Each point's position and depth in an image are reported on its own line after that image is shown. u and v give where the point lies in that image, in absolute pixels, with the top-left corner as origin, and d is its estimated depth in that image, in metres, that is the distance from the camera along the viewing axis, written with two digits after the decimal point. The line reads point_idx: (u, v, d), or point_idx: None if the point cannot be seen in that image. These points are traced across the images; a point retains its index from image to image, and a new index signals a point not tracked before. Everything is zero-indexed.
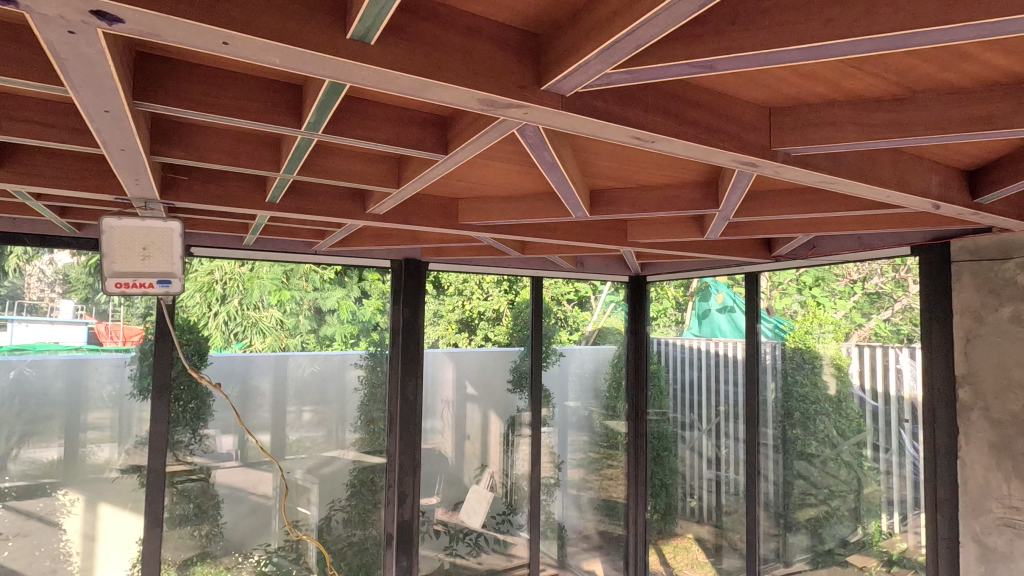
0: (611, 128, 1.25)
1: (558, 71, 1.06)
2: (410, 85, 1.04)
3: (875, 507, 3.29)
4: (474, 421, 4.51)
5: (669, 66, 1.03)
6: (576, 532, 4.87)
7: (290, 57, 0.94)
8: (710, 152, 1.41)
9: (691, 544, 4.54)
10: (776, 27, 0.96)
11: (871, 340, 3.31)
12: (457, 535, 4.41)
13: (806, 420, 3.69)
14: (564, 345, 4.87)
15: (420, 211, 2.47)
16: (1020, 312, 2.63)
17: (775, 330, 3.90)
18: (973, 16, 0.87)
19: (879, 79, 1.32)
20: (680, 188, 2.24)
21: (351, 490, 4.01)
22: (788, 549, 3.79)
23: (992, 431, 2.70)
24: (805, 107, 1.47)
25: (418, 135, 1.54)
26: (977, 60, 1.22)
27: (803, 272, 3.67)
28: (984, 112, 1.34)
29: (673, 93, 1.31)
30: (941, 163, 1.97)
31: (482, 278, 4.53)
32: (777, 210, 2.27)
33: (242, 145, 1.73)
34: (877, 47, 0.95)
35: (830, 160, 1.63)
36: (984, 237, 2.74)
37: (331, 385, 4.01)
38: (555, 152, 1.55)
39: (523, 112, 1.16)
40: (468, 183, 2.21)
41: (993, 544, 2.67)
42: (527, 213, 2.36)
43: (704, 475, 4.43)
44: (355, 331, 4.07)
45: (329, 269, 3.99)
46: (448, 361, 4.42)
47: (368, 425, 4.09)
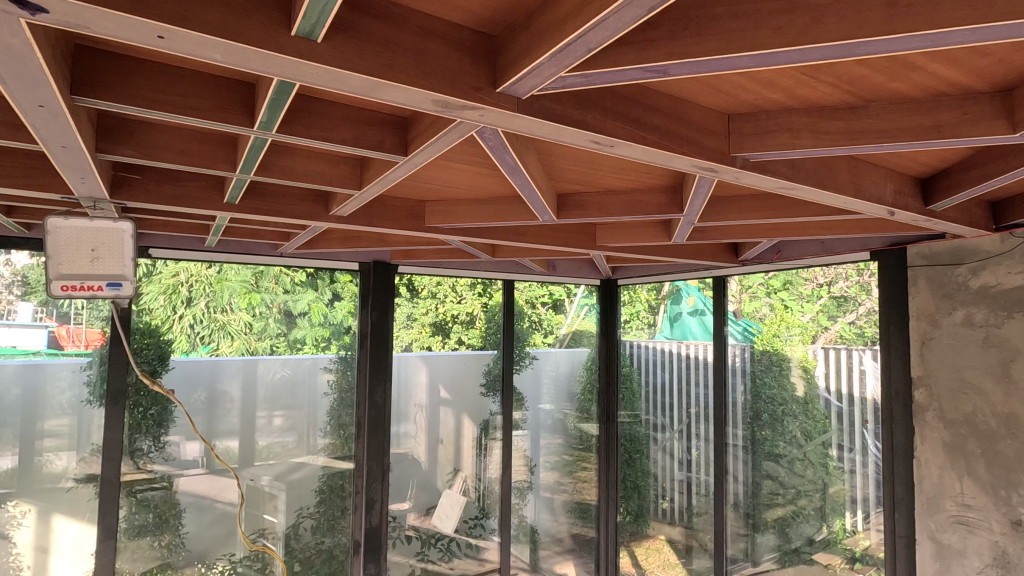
0: (568, 131, 1.25)
1: (512, 73, 1.05)
2: (362, 84, 1.02)
3: (839, 506, 3.35)
4: (447, 424, 4.47)
5: (623, 71, 1.03)
6: (549, 535, 4.86)
7: (232, 53, 0.91)
8: (669, 157, 1.42)
9: (663, 545, 4.57)
10: (726, 34, 0.96)
11: (836, 342, 3.37)
12: (429, 540, 4.36)
13: (774, 421, 3.75)
14: (537, 348, 4.88)
15: (385, 213, 2.44)
16: (971, 315, 2.72)
17: (744, 332, 3.96)
18: (915, 27, 0.89)
19: (832, 88, 1.34)
20: (646, 192, 2.26)
21: (320, 496, 3.93)
22: (756, 549, 3.85)
23: (946, 431, 2.78)
24: (762, 114, 1.49)
25: (378, 136, 1.51)
26: (924, 70, 1.25)
27: (772, 274, 3.74)
28: (932, 122, 1.37)
29: (631, 98, 1.31)
30: (896, 171, 2.02)
31: (456, 281, 4.49)
32: (740, 215, 2.31)
33: (196, 144, 1.67)
34: (824, 56, 0.96)
35: (787, 166, 1.66)
36: (939, 243, 2.83)
37: (302, 390, 3.93)
38: (517, 156, 1.54)
39: (479, 114, 1.14)
40: (435, 185, 2.19)
41: (948, 541, 2.75)
42: (494, 216, 2.35)
43: (675, 476, 4.47)
44: (327, 334, 4.00)
45: (300, 271, 3.91)
46: (421, 364, 4.38)
47: (338, 430, 4.02)
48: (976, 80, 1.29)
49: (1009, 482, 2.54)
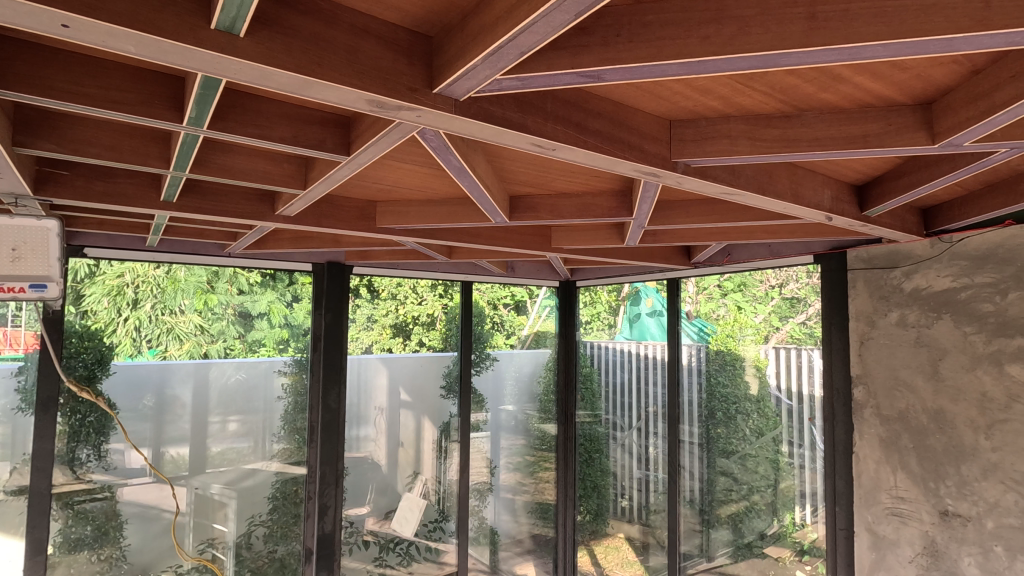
0: (509, 133, 1.24)
1: (448, 74, 1.04)
2: (291, 82, 1.00)
3: (790, 501, 3.45)
4: (407, 427, 4.42)
5: (557, 75, 1.03)
6: (509, 537, 4.86)
7: (146, 45, 0.87)
8: (612, 161, 1.44)
9: (621, 543, 4.62)
10: (656, 41, 0.98)
11: (787, 342, 3.46)
12: (388, 545, 4.29)
13: (728, 419, 3.83)
14: (498, 349, 4.87)
15: (334, 214, 2.39)
16: (905, 317, 2.85)
17: (699, 333, 4.04)
18: (833, 40, 0.92)
19: (766, 97, 1.38)
20: (599, 196, 2.28)
21: (273, 504, 3.81)
22: (710, 544, 3.92)
23: (882, 427, 2.91)
24: (702, 120, 1.53)
25: (319, 135, 1.47)
26: (850, 82, 1.30)
27: (727, 277, 3.82)
28: (861, 132, 1.43)
29: (572, 102, 1.32)
30: (834, 178, 2.10)
31: (416, 282, 4.44)
32: (687, 219, 2.36)
33: (126, 139, 1.60)
34: (750, 66, 0.99)
35: (727, 173, 1.71)
36: (876, 247, 2.96)
37: (257, 394, 3.81)
38: (461, 157, 1.53)
39: (416, 115, 1.13)
40: (385, 186, 2.15)
41: (883, 532, 2.87)
42: (446, 217, 2.33)
43: (634, 475, 4.53)
44: (286, 336, 3.89)
45: (256, 272, 3.80)
46: (381, 366, 4.32)
47: (292, 434, 3.90)
48: (899, 93, 1.35)
49: (937, 474, 2.68)
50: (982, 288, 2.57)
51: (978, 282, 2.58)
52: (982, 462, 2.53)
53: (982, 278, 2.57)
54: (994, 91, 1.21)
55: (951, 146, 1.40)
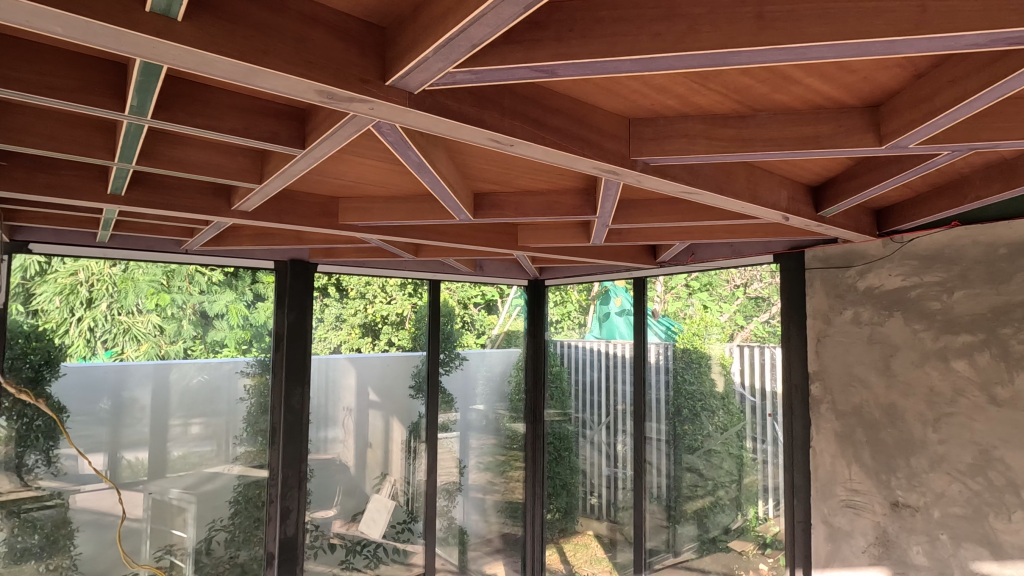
0: (465, 128, 1.23)
1: (401, 66, 1.02)
2: (236, 69, 0.97)
3: (753, 495, 3.49)
4: (376, 428, 4.36)
5: (510, 69, 1.03)
6: (478, 536, 4.84)
7: (76, 27, 0.83)
8: (571, 158, 1.44)
9: (590, 540, 4.64)
10: (609, 37, 0.98)
11: (751, 340, 3.50)
12: (355, 547, 4.23)
13: (694, 416, 3.89)
14: (468, 348, 4.84)
15: (294, 209, 2.33)
16: (859, 314, 2.94)
17: (666, 331, 4.09)
18: (779, 40, 0.93)
19: (722, 97, 1.41)
20: (563, 194, 2.29)
21: (235, 508, 3.71)
22: (677, 540, 3.96)
23: (838, 422, 2.99)
24: (661, 120, 1.54)
25: (273, 127, 1.43)
26: (802, 83, 1.33)
27: (693, 276, 3.88)
28: (812, 133, 1.47)
29: (530, 98, 1.32)
30: (790, 179, 2.15)
31: (385, 281, 4.41)
32: (649, 218, 2.39)
33: (67, 129, 1.53)
34: (700, 64, 1.00)
35: (686, 172, 1.73)
36: (833, 247, 3.05)
37: (220, 396, 3.71)
38: (420, 152, 1.51)
39: (368, 107, 1.11)
40: (346, 181, 2.11)
41: (838, 524, 2.95)
42: (409, 214, 2.32)
43: (603, 472, 4.56)
44: (249, 336, 3.79)
45: (218, 270, 3.70)
46: (350, 366, 4.26)
47: (256, 437, 3.80)
48: (848, 96, 1.39)
49: (889, 467, 2.78)
50: (930, 286, 2.68)
51: (927, 281, 2.69)
52: (930, 455, 2.65)
53: (930, 277, 2.68)
54: (936, 95, 1.26)
55: (897, 148, 1.44)
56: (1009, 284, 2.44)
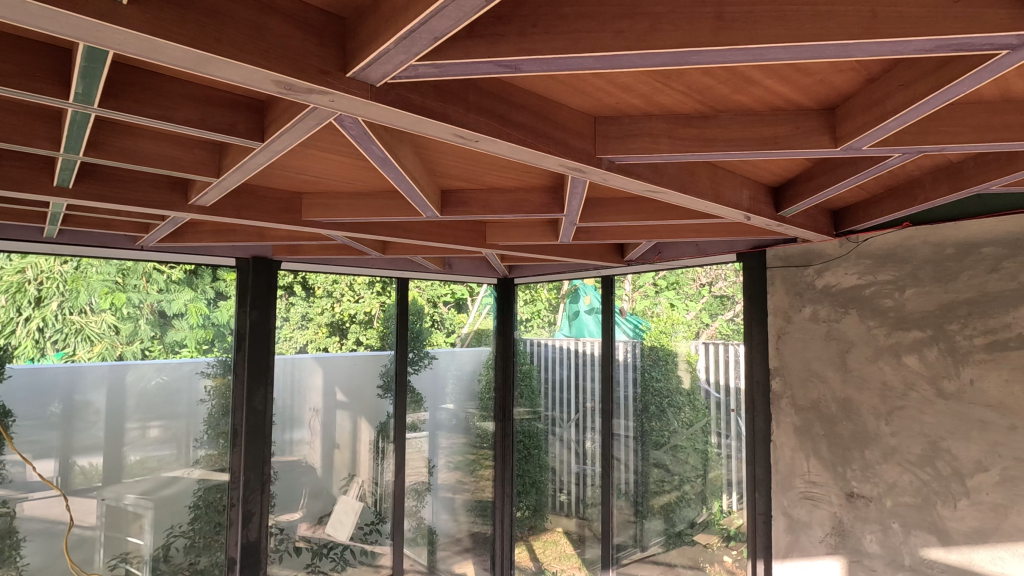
0: (429, 123, 1.22)
1: (361, 58, 1.00)
2: (188, 56, 0.93)
3: (718, 489, 3.55)
4: (343, 429, 4.29)
5: (474, 64, 1.02)
6: (447, 536, 4.82)
7: (11, 7, 0.79)
8: (536, 155, 1.44)
9: (559, 537, 4.66)
10: (572, 34, 0.98)
11: (716, 338, 3.57)
12: (321, 550, 4.15)
13: (661, 412, 3.95)
14: (437, 347, 4.81)
15: (255, 205, 2.27)
16: (817, 312, 3.03)
17: (634, 329, 4.15)
18: (738, 40, 0.95)
19: (684, 97, 1.43)
20: (531, 192, 2.29)
21: (195, 513, 3.60)
22: (644, 534, 4.01)
23: (797, 416, 3.08)
24: (625, 118, 1.55)
25: (229, 118, 1.38)
26: (761, 85, 1.36)
27: (661, 274, 3.93)
28: (772, 133, 1.51)
29: (495, 94, 1.31)
30: (752, 179, 2.20)
31: (353, 280, 4.35)
32: (615, 216, 2.41)
33: (7, 117, 1.45)
34: (662, 63, 1.01)
35: (651, 171, 1.75)
36: (793, 247, 3.13)
37: (180, 398, 3.59)
38: (384, 147, 1.48)
39: (329, 99, 1.08)
40: (309, 176, 2.06)
41: (797, 515, 3.04)
42: (375, 211, 2.29)
43: (572, 469, 4.59)
44: (210, 336, 3.68)
45: (177, 268, 3.58)
46: (316, 366, 4.17)
47: (217, 439, 3.68)
48: (805, 98, 1.42)
49: (845, 459, 2.88)
50: (883, 285, 2.78)
51: (880, 279, 2.79)
52: (883, 447, 2.75)
53: (883, 275, 2.78)
54: (887, 99, 1.30)
55: (851, 150, 1.49)
56: (955, 282, 2.55)
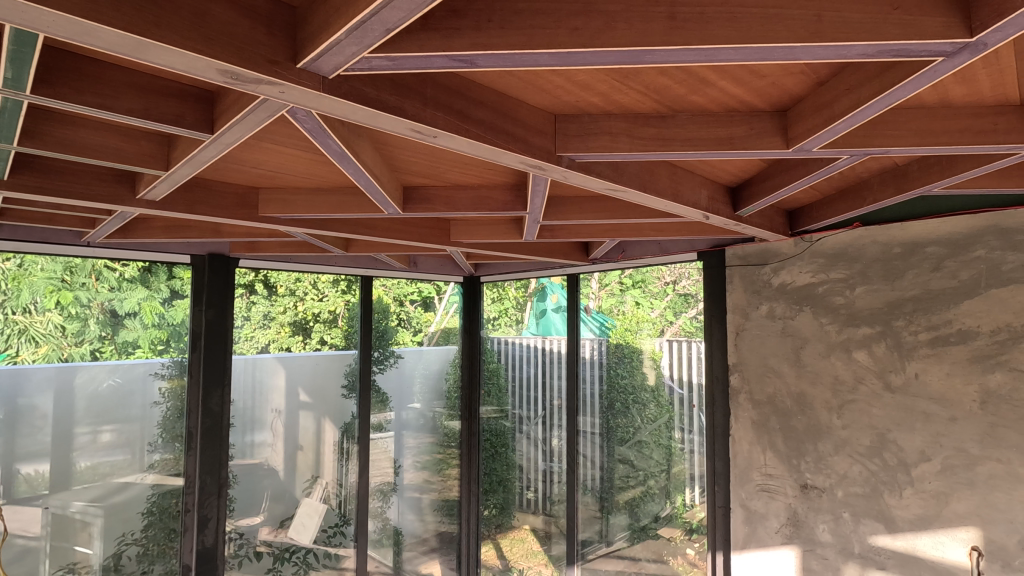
0: (385, 117, 1.19)
1: (312, 48, 0.97)
2: (125, 41, 0.89)
3: (681, 483, 3.61)
4: (306, 430, 4.20)
5: (429, 57, 1.00)
6: (413, 536, 4.77)
7: None
8: (495, 152, 1.43)
9: (526, 535, 4.66)
10: (527, 29, 0.97)
11: (679, 335, 3.63)
12: (283, 554, 4.06)
13: (626, 409, 4.00)
14: (403, 346, 4.75)
15: (209, 200, 2.20)
16: (773, 309, 3.12)
17: (600, 327, 4.19)
18: (691, 40, 0.96)
19: (642, 96, 1.44)
20: (494, 189, 2.28)
21: (148, 519, 3.47)
22: (610, 530, 4.05)
23: (755, 410, 3.16)
24: (585, 116, 1.56)
25: (177, 109, 1.33)
26: (716, 86, 1.38)
27: (626, 273, 3.97)
28: (727, 134, 1.54)
29: (453, 89, 1.30)
30: (710, 180, 2.24)
31: (316, 278, 4.26)
32: (579, 215, 2.43)
33: None
34: (617, 60, 1.01)
35: (611, 169, 1.76)
36: (750, 246, 3.21)
37: (133, 401, 3.45)
38: (341, 141, 1.45)
39: (279, 90, 1.05)
40: (264, 171, 2.00)
41: (755, 507, 3.12)
42: (336, 207, 2.24)
43: (539, 467, 4.60)
44: (165, 336, 3.55)
45: (130, 266, 3.44)
46: (278, 367, 4.08)
47: (172, 442, 3.56)
48: (758, 99, 1.46)
49: (799, 452, 2.97)
50: (835, 283, 2.88)
51: (832, 278, 2.89)
52: (834, 439, 2.85)
53: (835, 274, 2.88)
54: (834, 102, 1.34)
55: (803, 151, 1.53)
56: (902, 280, 2.66)
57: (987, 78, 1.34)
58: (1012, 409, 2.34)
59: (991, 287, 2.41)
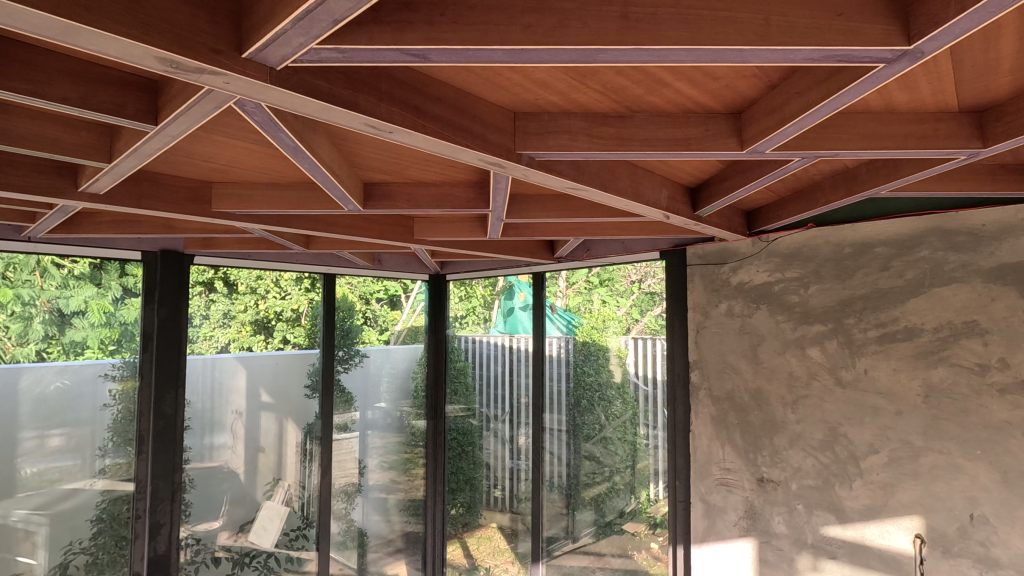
0: (337, 111, 1.17)
1: (257, 38, 0.94)
2: (52, 24, 0.84)
3: (645, 479, 3.66)
4: (268, 431, 4.10)
5: (380, 51, 0.98)
6: (378, 537, 4.72)
7: None
8: (453, 149, 1.41)
9: (493, 533, 4.65)
10: (480, 25, 0.96)
11: (645, 333, 3.67)
12: (242, 559, 3.96)
13: (592, 406, 4.03)
14: (369, 345, 4.68)
15: (158, 194, 2.11)
16: (732, 307, 3.19)
17: (567, 325, 4.21)
18: (643, 40, 0.96)
19: (601, 96, 1.45)
20: (456, 187, 2.26)
21: (98, 527, 3.33)
22: (576, 526, 4.08)
23: (714, 407, 3.23)
24: (545, 115, 1.56)
25: (117, 98, 1.27)
26: (672, 87, 1.40)
27: (593, 272, 4.00)
28: (684, 135, 1.56)
29: (409, 84, 1.28)
30: (670, 180, 2.27)
31: (279, 275, 4.15)
32: (541, 213, 2.43)
33: None
34: (571, 59, 1.01)
35: (572, 168, 1.76)
36: (710, 245, 3.27)
37: (83, 404, 3.30)
38: (294, 135, 1.41)
39: (223, 81, 1.01)
40: (217, 164, 1.94)
41: (714, 501, 3.19)
42: (293, 203, 2.19)
43: (506, 465, 4.60)
44: (116, 336, 3.41)
45: (77, 263, 3.28)
46: (238, 367, 3.98)
47: (124, 446, 3.42)
48: (713, 101, 1.48)
49: (756, 446, 3.05)
50: (790, 281, 2.96)
51: (788, 277, 2.97)
52: (789, 433, 2.94)
53: (790, 273, 2.96)
54: (785, 105, 1.37)
55: (756, 153, 1.56)
56: (852, 279, 2.75)
57: (927, 85, 1.40)
58: (953, 403, 2.45)
59: (934, 286, 2.52)
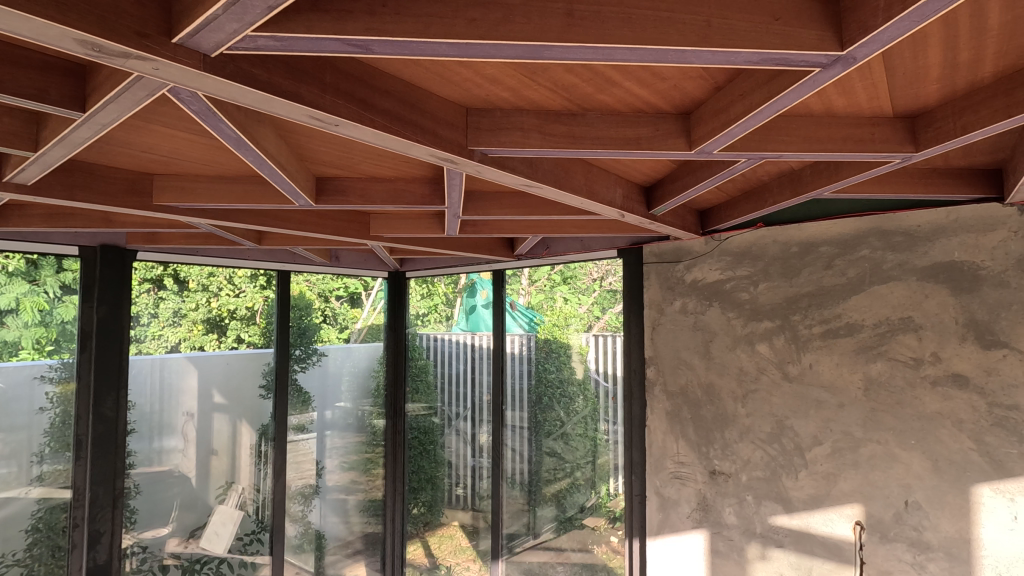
0: (278, 102, 1.13)
1: (188, 23, 0.90)
2: None
3: (605, 474, 3.70)
4: (220, 433, 3.96)
5: (320, 40, 0.95)
6: (336, 539, 4.63)
7: None
8: (403, 143, 1.39)
9: (455, 531, 4.63)
10: (423, 17, 0.95)
11: (605, 330, 3.71)
12: (192, 566, 3.83)
13: (552, 403, 4.05)
14: (327, 343, 4.57)
15: (94, 186, 2.01)
16: (686, 305, 3.26)
17: (529, 323, 4.21)
18: (587, 38, 0.97)
19: (552, 93, 1.45)
20: (411, 182, 2.23)
21: (32, 537, 3.14)
22: (537, 522, 4.10)
23: (669, 402, 3.29)
24: (497, 111, 1.55)
25: (40, 83, 1.20)
26: (621, 86, 1.41)
27: (556, 269, 4.01)
28: (634, 134, 1.58)
29: (355, 76, 1.25)
30: (625, 178, 2.30)
31: (232, 272, 4.00)
32: (498, 210, 2.42)
33: None
34: (517, 55, 1.01)
35: (526, 165, 1.76)
36: (666, 244, 3.34)
37: (16, 407, 3.11)
38: (235, 126, 1.36)
39: (152, 66, 0.96)
40: (157, 155, 1.85)
41: (669, 494, 3.26)
42: (241, 197, 2.12)
43: (468, 463, 4.57)
44: (54, 336, 3.22)
45: (9, 258, 3.09)
46: (188, 367, 3.83)
47: (62, 452, 3.23)
48: (663, 101, 1.51)
49: (708, 439, 3.13)
50: (741, 279, 3.05)
51: (738, 275, 3.06)
52: (739, 427, 3.02)
53: (741, 271, 3.05)
54: (730, 107, 1.40)
55: (703, 153, 1.59)
56: (799, 277, 2.85)
57: (863, 90, 1.45)
58: (890, 395, 2.57)
59: (874, 284, 2.63)
